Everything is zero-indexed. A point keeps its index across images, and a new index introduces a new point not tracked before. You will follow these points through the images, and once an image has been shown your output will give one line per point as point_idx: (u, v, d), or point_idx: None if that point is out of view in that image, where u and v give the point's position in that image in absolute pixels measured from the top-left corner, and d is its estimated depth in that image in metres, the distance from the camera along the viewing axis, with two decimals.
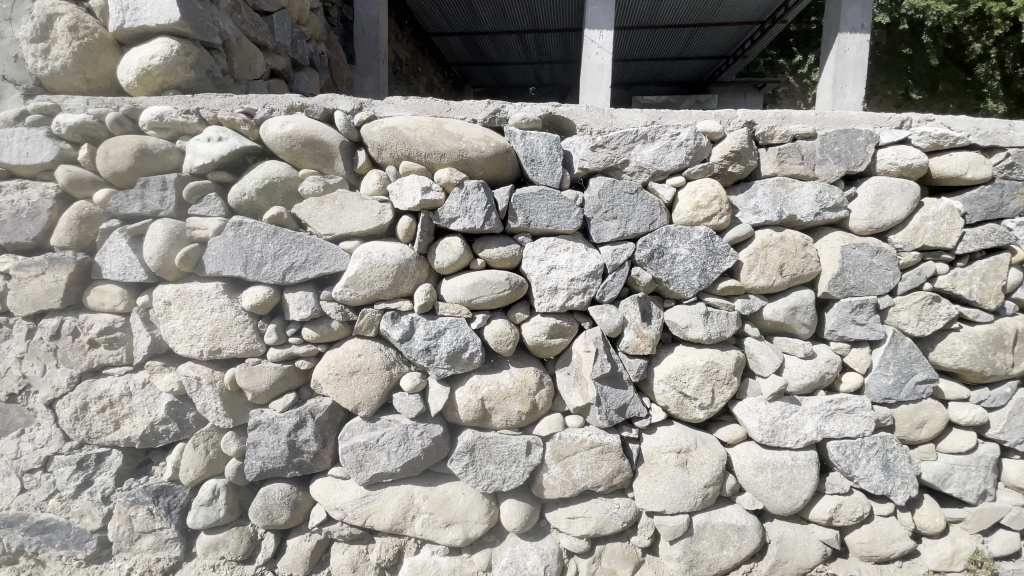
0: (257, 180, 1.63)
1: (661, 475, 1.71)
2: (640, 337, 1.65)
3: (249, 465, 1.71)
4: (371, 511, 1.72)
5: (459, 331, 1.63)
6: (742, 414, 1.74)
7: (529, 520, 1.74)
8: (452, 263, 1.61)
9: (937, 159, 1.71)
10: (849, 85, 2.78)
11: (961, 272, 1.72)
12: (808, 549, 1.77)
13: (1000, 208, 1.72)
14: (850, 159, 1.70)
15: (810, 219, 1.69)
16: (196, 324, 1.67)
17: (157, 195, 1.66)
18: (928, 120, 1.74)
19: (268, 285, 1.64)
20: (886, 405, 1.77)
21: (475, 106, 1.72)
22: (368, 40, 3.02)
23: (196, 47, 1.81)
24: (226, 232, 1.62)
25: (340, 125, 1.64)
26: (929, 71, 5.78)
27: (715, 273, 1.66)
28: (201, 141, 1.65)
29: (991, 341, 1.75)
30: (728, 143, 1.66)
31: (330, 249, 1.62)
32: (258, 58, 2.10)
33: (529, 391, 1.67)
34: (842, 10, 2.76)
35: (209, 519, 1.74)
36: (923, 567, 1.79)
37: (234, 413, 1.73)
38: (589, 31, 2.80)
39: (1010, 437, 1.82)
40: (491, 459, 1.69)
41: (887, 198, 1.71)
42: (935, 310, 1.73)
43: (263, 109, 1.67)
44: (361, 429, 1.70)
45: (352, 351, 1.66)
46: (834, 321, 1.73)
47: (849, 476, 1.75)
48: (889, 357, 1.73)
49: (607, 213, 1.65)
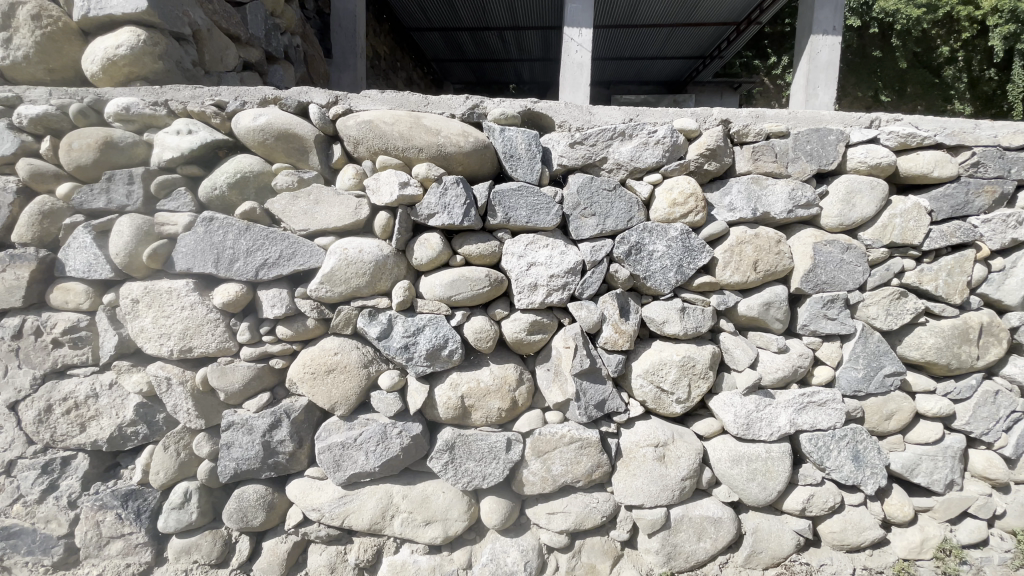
0: (228, 174, 1.59)
1: (640, 469, 1.72)
2: (619, 333, 1.66)
3: (223, 466, 1.67)
4: (349, 512, 1.69)
5: (438, 328, 1.61)
6: (718, 408, 1.77)
7: (509, 517, 1.74)
8: (430, 259, 1.59)
9: (905, 158, 1.77)
10: (821, 86, 2.83)
11: (927, 268, 1.78)
12: (782, 539, 1.80)
13: (966, 206, 1.78)
14: (821, 157, 1.73)
15: (784, 216, 1.71)
16: (166, 323, 1.62)
17: (123, 189, 1.60)
18: (896, 120, 1.79)
19: (241, 282, 1.60)
20: (856, 398, 1.82)
21: (453, 101, 1.70)
22: (345, 34, 2.98)
23: (164, 37, 1.75)
24: (197, 228, 1.58)
25: (315, 118, 1.61)
26: (896, 73, 5.95)
27: (691, 269, 1.68)
28: (170, 134, 1.60)
29: (956, 335, 1.81)
30: (704, 140, 1.67)
31: (305, 245, 1.59)
32: (230, 50, 2.05)
33: (509, 387, 1.67)
34: (814, 12, 2.81)
35: (181, 523, 1.69)
36: (893, 555, 1.85)
37: (207, 414, 1.69)
38: (569, 29, 2.80)
39: (975, 428, 1.88)
40: (471, 456, 1.69)
41: (856, 196, 1.75)
42: (903, 305, 1.77)
43: (235, 102, 1.62)
44: (338, 429, 1.67)
45: (328, 349, 1.63)
46: (806, 316, 1.76)
47: (821, 467, 1.79)
48: (859, 351, 1.78)
49: (586, 210, 1.65)
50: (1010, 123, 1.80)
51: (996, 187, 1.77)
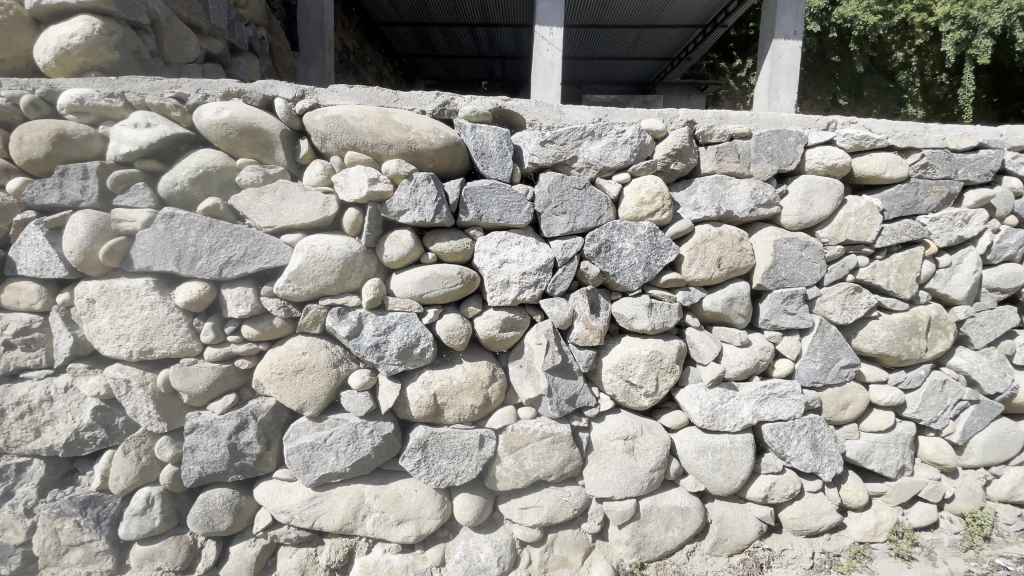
0: (190, 169, 1.54)
1: (610, 462, 1.76)
2: (590, 329, 1.69)
3: (187, 470, 1.63)
4: (320, 513, 1.67)
5: (410, 326, 1.61)
6: (685, 401, 1.82)
7: (482, 512, 1.75)
8: (401, 257, 1.58)
9: (860, 159, 1.84)
10: (783, 89, 2.93)
11: (880, 264, 1.87)
12: (746, 526, 1.87)
13: (915, 205, 1.87)
14: (782, 158, 1.80)
15: (746, 214, 1.77)
16: (124, 323, 1.57)
17: (78, 184, 1.54)
18: (851, 123, 1.87)
19: (203, 280, 1.56)
20: (815, 388, 1.90)
21: (423, 97, 1.70)
22: (312, 27, 2.92)
23: (121, 27, 1.69)
24: (157, 225, 1.52)
25: (280, 112, 1.58)
26: (854, 77, 6.15)
27: (658, 266, 1.72)
28: (127, 126, 1.54)
29: (907, 327, 1.90)
30: (671, 140, 1.71)
31: (270, 242, 1.56)
32: (192, 41, 1.99)
33: (482, 384, 1.68)
34: (776, 17, 2.91)
35: (143, 529, 1.64)
36: (850, 538, 1.94)
37: (170, 416, 1.64)
38: (540, 28, 2.81)
39: (924, 416, 1.99)
40: (443, 454, 1.68)
41: (814, 195, 1.82)
42: (857, 300, 1.86)
43: (196, 95, 1.58)
44: (308, 429, 1.65)
45: (297, 349, 1.60)
46: (767, 311, 1.83)
47: (782, 456, 1.86)
48: (817, 344, 1.85)
49: (556, 208, 1.67)
50: (956, 127, 1.91)
51: (944, 187, 1.87)
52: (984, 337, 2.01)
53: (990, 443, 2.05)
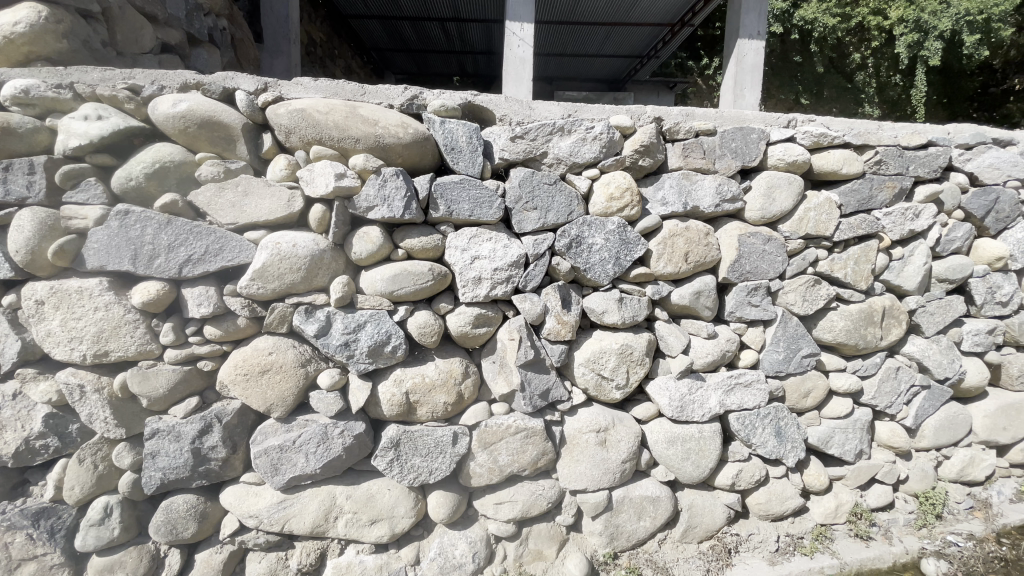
0: (146, 164, 1.48)
1: (583, 454, 1.78)
2: (561, 323, 1.70)
3: (148, 477, 1.57)
4: (290, 516, 1.64)
5: (380, 324, 1.59)
6: (655, 392, 1.85)
7: (456, 510, 1.74)
8: (370, 253, 1.55)
9: (819, 156, 1.91)
10: (748, 87, 3.01)
11: (838, 257, 1.94)
12: (714, 513, 1.93)
13: (870, 200, 1.95)
14: (745, 154, 1.85)
15: (711, 210, 1.82)
16: (77, 325, 1.49)
17: (23, 180, 1.45)
18: (810, 121, 1.94)
19: (162, 280, 1.50)
20: (778, 377, 1.96)
21: (391, 91, 1.68)
22: (276, 18, 2.85)
23: (69, 14, 1.61)
24: (110, 222, 1.46)
25: (242, 105, 1.53)
26: (815, 77, 6.37)
27: (628, 261, 1.74)
28: (76, 118, 1.46)
29: (863, 317, 1.98)
30: (639, 136, 1.73)
31: (233, 239, 1.51)
32: (146, 30, 1.91)
33: (455, 381, 1.67)
34: (741, 17, 2.98)
35: (101, 540, 1.57)
36: (812, 521, 2.02)
37: (128, 422, 1.57)
38: (510, 23, 2.80)
39: (880, 402, 2.08)
40: (417, 452, 1.67)
41: (776, 190, 1.87)
42: (817, 292, 1.93)
43: (151, 86, 1.52)
44: (276, 431, 1.61)
45: (262, 349, 1.56)
46: (733, 303, 1.88)
47: (748, 444, 1.92)
48: (780, 335, 1.91)
49: (527, 204, 1.67)
50: (907, 125, 2.01)
51: (896, 183, 1.96)
52: (933, 325, 2.12)
53: (940, 426, 2.16)
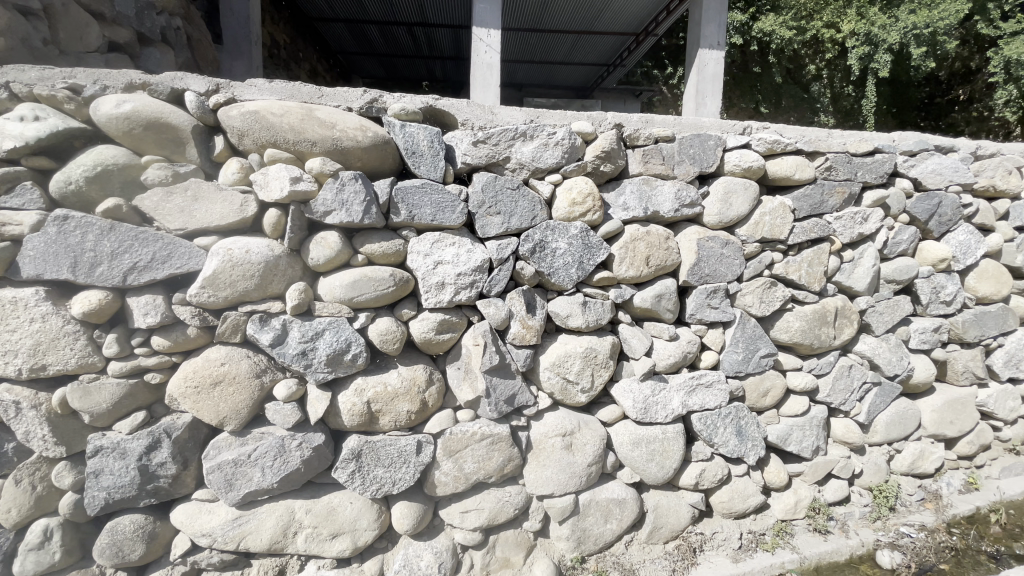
0: (86, 167, 1.40)
1: (549, 459, 1.78)
2: (526, 328, 1.70)
3: (91, 498, 1.48)
4: (245, 533, 1.57)
5: (339, 331, 1.55)
6: (619, 395, 1.87)
7: (421, 520, 1.71)
8: (328, 259, 1.52)
9: (773, 162, 1.98)
10: (709, 96, 3.10)
11: (792, 260, 2.00)
12: (679, 513, 1.96)
13: (821, 205, 2.03)
14: (703, 160, 1.89)
15: (671, 214, 1.85)
16: (9, 337, 1.40)
17: None
18: (764, 129, 2.01)
19: (105, 289, 1.43)
20: (738, 377, 2.01)
21: (350, 94, 1.65)
22: (235, 19, 2.78)
23: (6, 10, 1.53)
24: (47, 228, 1.37)
25: (191, 106, 1.47)
26: (774, 87, 6.67)
27: (590, 265, 1.75)
28: (10, 119, 1.37)
29: (817, 317, 2.05)
30: (600, 143, 1.76)
31: (182, 246, 1.45)
32: (92, 28, 1.83)
33: (418, 389, 1.64)
34: (702, 28, 3.07)
35: (41, 565, 1.47)
36: (773, 517, 2.08)
37: (69, 440, 1.49)
38: (477, 29, 2.80)
39: (835, 399, 2.16)
40: (379, 463, 1.63)
41: (733, 196, 1.93)
42: (773, 293, 1.99)
43: (93, 86, 1.45)
44: (230, 445, 1.55)
45: (214, 360, 1.49)
46: (693, 306, 1.91)
47: (710, 443, 1.96)
48: (739, 336, 1.96)
49: (491, 208, 1.67)
50: (855, 133, 2.10)
51: (845, 188, 2.05)
52: (883, 324, 2.21)
53: (891, 421, 2.25)
